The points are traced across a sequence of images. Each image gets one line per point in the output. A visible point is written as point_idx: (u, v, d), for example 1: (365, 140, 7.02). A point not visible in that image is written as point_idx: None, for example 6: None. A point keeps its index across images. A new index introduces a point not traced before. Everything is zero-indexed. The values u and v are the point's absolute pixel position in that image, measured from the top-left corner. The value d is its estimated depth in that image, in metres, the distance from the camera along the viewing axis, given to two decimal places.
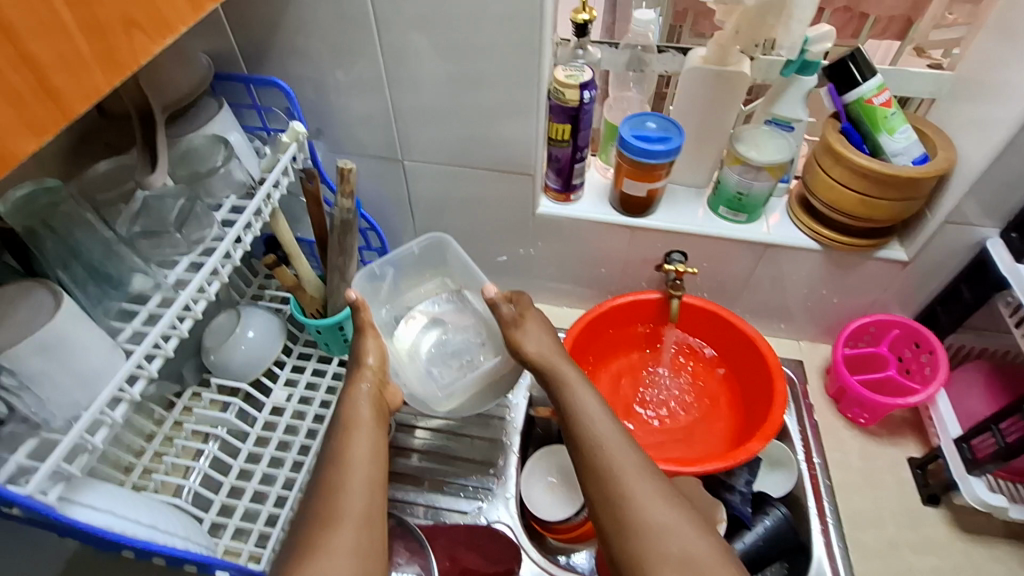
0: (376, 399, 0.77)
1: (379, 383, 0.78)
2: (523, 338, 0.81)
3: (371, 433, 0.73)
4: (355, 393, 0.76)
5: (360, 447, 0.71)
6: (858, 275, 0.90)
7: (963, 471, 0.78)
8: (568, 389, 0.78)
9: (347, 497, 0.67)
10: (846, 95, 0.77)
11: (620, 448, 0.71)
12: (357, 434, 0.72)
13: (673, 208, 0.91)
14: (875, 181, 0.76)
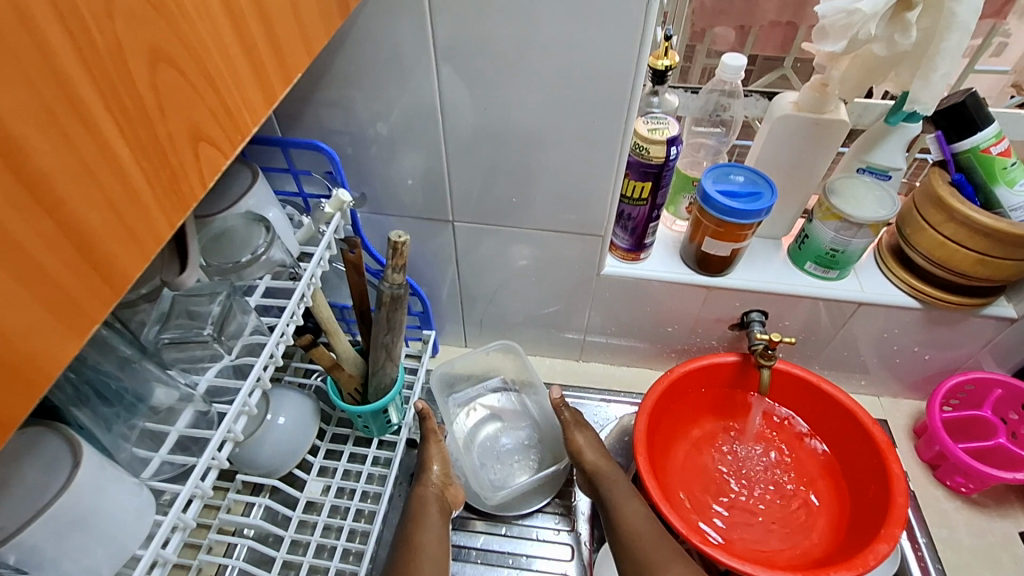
0: (441, 499, 0.74)
1: (442, 484, 0.75)
2: (582, 446, 0.78)
3: (439, 535, 0.70)
4: (420, 491, 0.73)
5: (428, 547, 0.68)
6: (958, 332, 0.82)
7: None
8: (604, 492, 0.74)
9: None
10: (957, 143, 0.69)
11: (657, 546, 0.67)
12: (427, 530, 0.69)
13: (753, 266, 0.83)
14: (996, 241, 0.68)
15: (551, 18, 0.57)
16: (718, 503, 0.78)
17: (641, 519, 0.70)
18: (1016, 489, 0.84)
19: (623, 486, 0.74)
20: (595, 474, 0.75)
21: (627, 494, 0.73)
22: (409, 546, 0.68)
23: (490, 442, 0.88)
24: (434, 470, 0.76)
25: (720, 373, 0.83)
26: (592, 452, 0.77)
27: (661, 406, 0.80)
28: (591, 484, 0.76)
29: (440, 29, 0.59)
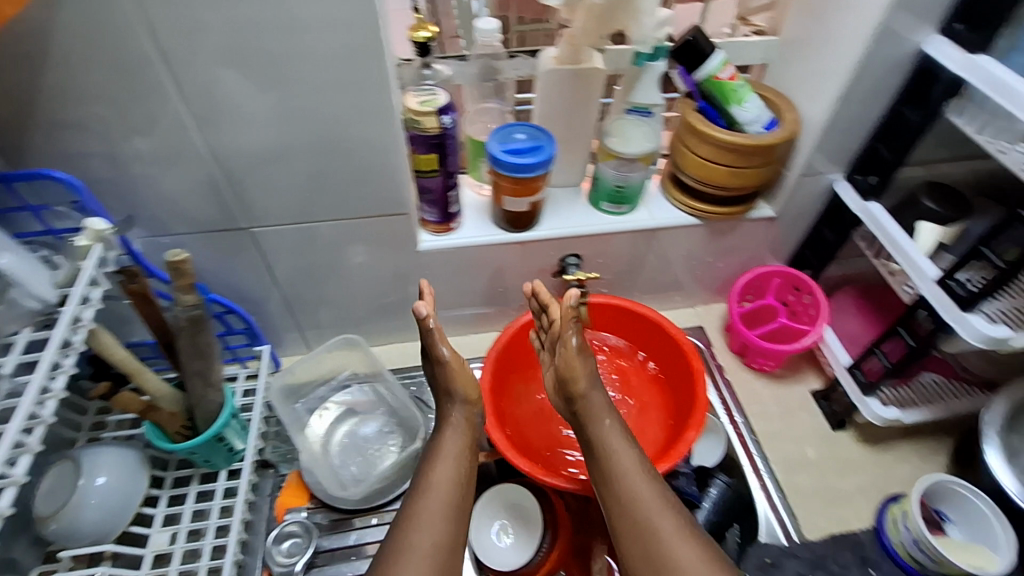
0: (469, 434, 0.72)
1: (472, 419, 0.74)
2: (579, 371, 0.70)
3: (457, 467, 0.69)
4: (451, 419, 0.73)
5: (446, 488, 0.67)
6: (736, 238, 0.94)
7: (956, 311, 0.67)
8: (594, 425, 0.70)
9: (421, 545, 0.62)
10: (695, 74, 0.78)
11: (639, 489, 0.66)
12: (439, 471, 0.68)
13: (558, 215, 0.88)
14: (739, 153, 0.78)
15: (310, 6, 0.55)
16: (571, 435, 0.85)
17: (631, 466, 0.67)
18: (805, 358, 1.01)
19: (612, 425, 0.70)
20: (585, 406, 0.71)
21: (615, 431, 0.69)
22: (422, 494, 0.66)
23: (348, 439, 0.87)
24: (446, 352, 0.71)
25: (553, 321, 0.89)
26: (586, 379, 0.70)
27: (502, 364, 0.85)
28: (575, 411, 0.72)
29: (205, 29, 0.55)
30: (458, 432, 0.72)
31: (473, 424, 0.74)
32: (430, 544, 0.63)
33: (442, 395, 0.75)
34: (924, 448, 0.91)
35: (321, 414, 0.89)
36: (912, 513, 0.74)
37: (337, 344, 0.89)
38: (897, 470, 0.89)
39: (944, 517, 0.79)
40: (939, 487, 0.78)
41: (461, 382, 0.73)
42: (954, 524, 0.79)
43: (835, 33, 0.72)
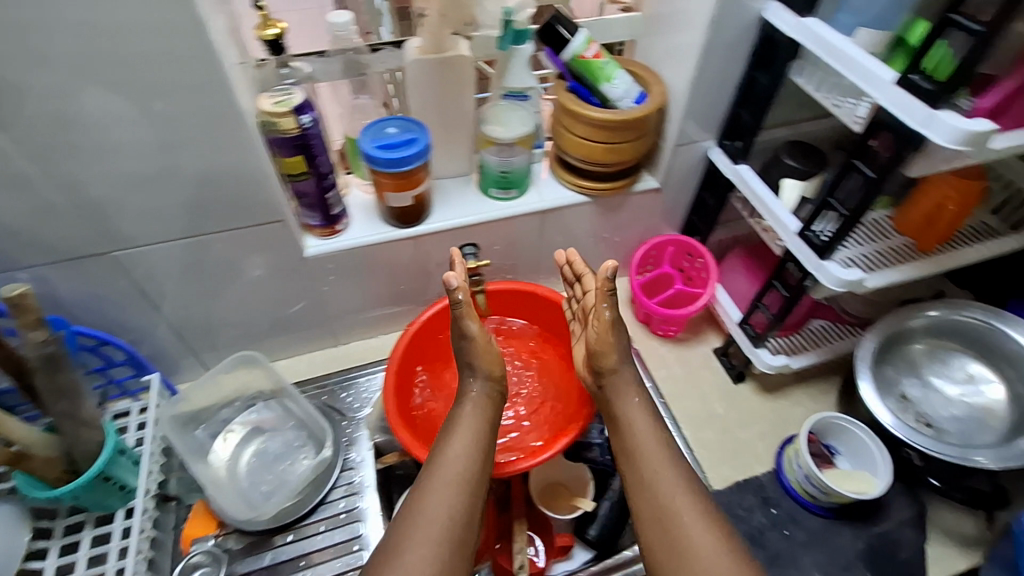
0: (488, 412, 0.73)
1: (494, 396, 0.74)
2: (610, 348, 0.72)
3: (474, 444, 0.69)
4: (470, 396, 0.74)
5: (461, 465, 0.67)
6: (628, 211, 0.97)
7: (816, 259, 0.71)
8: (619, 403, 0.72)
9: (432, 521, 0.63)
10: (562, 54, 0.79)
11: (660, 469, 0.67)
12: (456, 447, 0.69)
13: (449, 206, 0.88)
14: (613, 130, 0.80)
15: (122, 10, 0.51)
16: None
17: (654, 447, 0.68)
18: (706, 319, 1.06)
19: (635, 406, 0.72)
20: (611, 386, 0.73)
21: (640, 410, 0.71)
22: (436, 473, 0.67)
23: (257, 460, 0.84)
24: (472, 328, 0.73)
25: (458, 313, 0.88)
26: (617, 356, 0.72)
27: (407, 363, 0.84)
28: (603, 392, 0.74)
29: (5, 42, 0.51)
30: (476, 410, 0.72)
31: (490, 404, 0.74)
32: (442, 520, 0.63)
33: (463, 367, 0.75)
34: (816, 390, 0.97)
35: (225, 438, 0.85)
36: (802, 450, 0.80)
37: (232, 364, 0.85)
38: (792, 413, 0.95)
39: (832, 451, 0.86)
40: (826, 423, 0.85)
41: (484, 361, 0.74)
42: (842, 455, 0.86)
43: (684, 6, 0.75)
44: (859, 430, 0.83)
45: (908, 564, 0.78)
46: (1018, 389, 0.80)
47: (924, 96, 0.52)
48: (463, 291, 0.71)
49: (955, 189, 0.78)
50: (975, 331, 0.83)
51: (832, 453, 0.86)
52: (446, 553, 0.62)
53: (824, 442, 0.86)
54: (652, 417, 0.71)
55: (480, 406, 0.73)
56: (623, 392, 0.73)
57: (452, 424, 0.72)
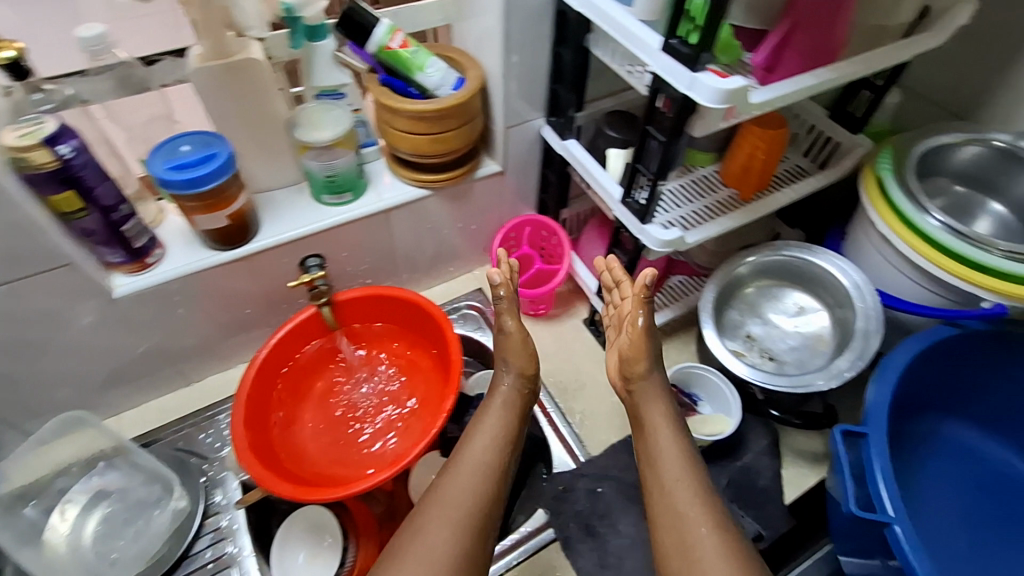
0: (519, 409, 0.76)
1: (523, 394, 0.77)
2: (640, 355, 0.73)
3: (500, 441, 0.72)
4: (500, 397, 0.76)
5: (485, 460, 0.70)
6: (477, 198, 0.96)
7: (638, 225, 0.74)
8: (645, 410, 0.72)
9: (453, 507, 0.66)
10: (367, 47, 0.75)
11: (677, 479, 0.66)
12: (482, 445, 0.71)
13: (281, 219, 0.82)
14: (435, 120, 0.77)
15: None
16: (352, 438, 0.82)
17: (675, 452, 0.68)
18: (575, 292, 1.08)
19: (661, 413, 0.71)
20: (639, 391, 0.73)
21: (665, 425, 0.70)
22: (463, 466, 0.69)
23: (106, 526, 0.77)
24: (509, 323, 0.77)
25: (310, 331, 0.84)
26: (646, 362, 0.72)
27: (259, 395, 0.79)
28: (632, 399, 0.74)
29: None
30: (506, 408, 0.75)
31: (519, 403, 0.76)
32: (465, 506, 0.66)
33: (498, 363, 0.78)
34: (679, 341, 1.03)
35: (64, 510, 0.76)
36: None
37: (54, 429, 0.75)
38: None
39: (695, 399, 0.91)
40: (685, 374, 0.90)
41: (515, 356, 0.76)
42: (705, 401, 0.91)
43: None
44: (713, 375, 0.88)
45: (767, 489, 0.85)
46: (837, 312, 0.87)
47: (683, 59, 0.55)
48: (504, 287, 0.77)
49: (758, 139, 0.83)
50: (794, 266, 0.89)
51: (695, 401, 0.91)
52: (466, 534, 0.64)
53: (688, 391, 0.92)
54: (678, 423, 0.71)
55: (507, 411, 0.75)
56: (653, 398, 0.72)
57: (480, 420, 0.74)
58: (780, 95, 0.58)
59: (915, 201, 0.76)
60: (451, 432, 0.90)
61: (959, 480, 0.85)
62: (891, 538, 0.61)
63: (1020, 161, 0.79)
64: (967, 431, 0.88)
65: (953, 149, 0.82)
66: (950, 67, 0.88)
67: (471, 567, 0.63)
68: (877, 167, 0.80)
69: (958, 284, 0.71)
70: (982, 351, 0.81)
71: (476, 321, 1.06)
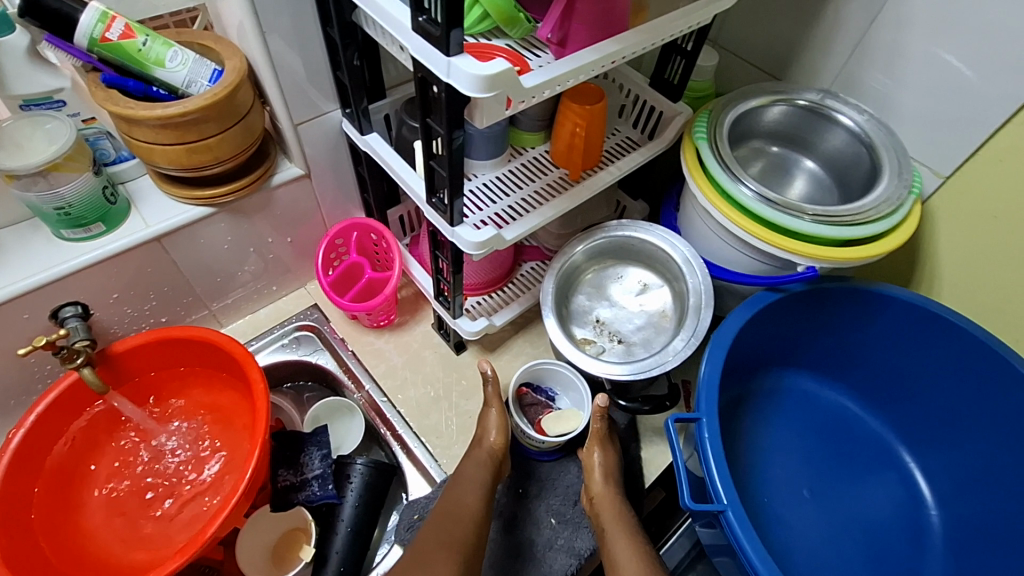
0: (495, 465, 0.75)
1: (498, 457, 0.76)
2: (597, 464, 0.76)
3: (479, 497, 0.72)
4: (474, 456, 0.76)
5: (468, 508, 0.71)
6: (282, 208, 0.83)
7: (448, 227, 0.66)
8: (605, 523, 0.72)
9: (447, 536, 0.69)
10: (75, 41, 0.60)
11: None
12: (468, 495, 0.72)
13: (9, 265, 0.65)
14: (188, 124, 0.63)
15: None
16: (157, 513, 0.69)
17: (632, 556, 0.68)
18: (422, 296, 1.00)
19: (616, 516, 0.72)
20: (599, 498, 0.74)
21: (623, 538, 0.70)
22: (447, 512, 0.71)
23: None
24: (492, 413, 0.80)
25: (78, 400, 0.69)
26: (601, 472, 0.75)
27: (14, 491, 0.63)
28: (594, 510, 0.75)
29: None
30: (478, 469, 0.74)
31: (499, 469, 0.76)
32: (457, 535, 0.69)
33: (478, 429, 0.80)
34: (534, 333, 0.98)
35: None
36: (511, 414, 0.81)
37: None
38: (514, 366, 0.94)
39: (552, 394, 0.87)
40: (538, 371, 0.86)
41: (490, 425, 0.79)
42: (562, 394, 0.88)
43: None
44: (564, 369, 0.85)
45: (626, 472, 0.83)
46: (675, 286, 0.85)
47: (435, 42, 0.46)
48: (490, 381, 0.81)
49: (577, 116, 0.77)
50: (630, 244, 0.86)
51: (553, 396, 0.87)
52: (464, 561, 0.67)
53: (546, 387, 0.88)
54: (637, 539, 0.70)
55: (486, 476, 0.74)
56: (611, 519, 0.72)
57: (457, 476, 0.74)
58: (559, 75, 0.53)
59: (729, 170, 0.74)
60: (284, 480, 0.79)
61: (799, 429, 0.88)
62: (725, 524, 0.61)
63: (822, 117, 0.80)
64: (804, 380, 0.91)
65: (760, 111, 0.82)
66: (756, 26, 0.88)
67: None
68: (693, 136, 0.78)
69: (774, 250, 0.71)
70: (804, 307, 0.83)
71: (312, 343, 0.95)
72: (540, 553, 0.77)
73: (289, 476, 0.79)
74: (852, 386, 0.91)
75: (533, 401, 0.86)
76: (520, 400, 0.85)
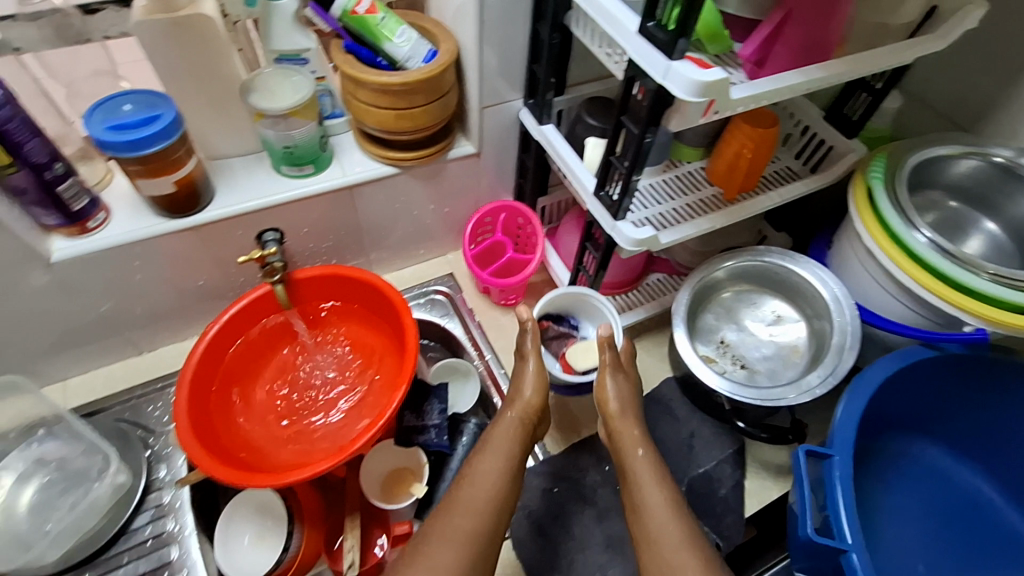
0: (527, 428, 0.75)
1: (530, 418, 0.76)
2: (609, 394, 0.76)
3: (507, 459, 0.71)
4: (507, 419, 0.75)
5: (493, 469, 0.70)
6: (448, 179, 0.91)
7: (611, 221, 0.70)
8: (632, 462, 0.72)
9: (475, 495, 0.68)
10: (332, 11, 0.72)
11: (675, 536, 0.64)
12: (494, 458, 0.71)
13: (235, 187, 0.78)
14: (400, 93, 0.72)
15: None
16: (302, 421, 0.79)
17: (670, 509, 0.66)
18: (549, 284, 1.05)
19: (640, 450, 0.72)
20: (617, 429, 0.74)
21: (659, 485, 0.69)
22: (476, 472, 0.70)
23: (38, 500, 0.74)
24: (530, 363, 0.80)
25: (262, 310, 0.80)
26: (617, 403, 0.75)
27: (204, 372, 0.75)
28: (615, 443, 0.75)
29: None
30: (506, 439, 0.73)
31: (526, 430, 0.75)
32: (486, 493, 0.68)
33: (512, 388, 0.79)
34: (651, 342, 0.99)
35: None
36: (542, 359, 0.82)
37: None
38: None
39: (576, 324, 0.91)
40: (560, 303, 0.89)
41: (526, 384, 0.78)
42: (585, 322, 0.91)
43: None
44: (590, 301, 0.88)
45: (727, 495, 0.83)
46: (815, 323, 0.83)
47: (660, 46, 0.50)
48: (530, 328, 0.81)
49: (747, 137, 0.78)
50: (773, 272, 0.86)
51: (576, 325, 0.91)
52: (487, 521, 0.66)
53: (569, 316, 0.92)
54: (667, 483, 0.69)
55: (515, 437, 0.74)
56: (634, 459, 0.72)
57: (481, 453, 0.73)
58: (761, 92, 0.56)
59: (903, 216, 0.72)
60: (408, 421, 0.87)
61: (925, 503, 0.82)
62: (846, 565, 0.60)
63: (1019, 180, 0.75)
64: (937, 454, 0.85)
65: (948, 162, 0.78)
66: (955, 76, 0.83)
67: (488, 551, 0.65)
68: (868, 174, 0.76)
69: (941, 305, 0.68)
70: (955, 375, 0.78)
71: (444, 307, 1.02)
72: (628, 551, 0.79)
73: (410, 419, 0.87)
74: (996, 473, 0.84)
75: (557, 333, 0.89)
76: (545, 334, 0.89)
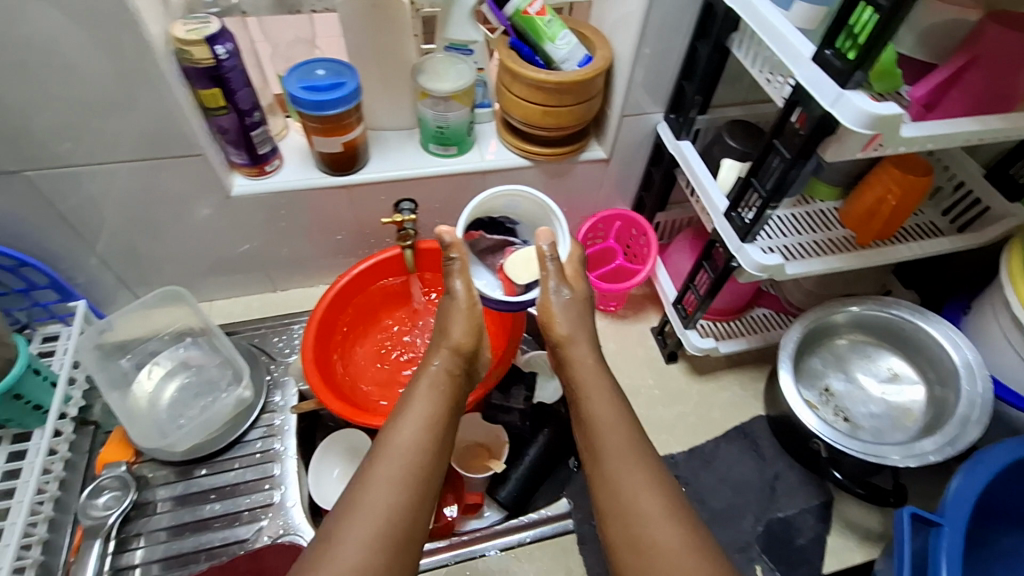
0: (456, 375, 0.67)
1: (460, 358, 0.69)
2: (558, 310, 0.71)
3: (431, 413, 0.63)
4: (432, 371, 0.67)
5: (417, 426, 0.61)
6: (573, 180, 0.94)
7: (738, 242, 0.70)
8: (588, 400, 0.66)
9: (397, 462, 0.58)
10: (505, 8, 0.78)
11: (640, 479, 0.58)
12: (415, 418, 0.62)
13: (386, 156, 0.86)
14: (551, 92, 0.77)
15: None
16: (403, 377, 0.86)
17: (631, 458, 0.60)
18: (649, 298, 1.05)
19: (597, 381, 0.67)
20: (568, 352, 0.70)
21: (618, 420, 0.63)
22: (394, 437, 0.60)
23: (176, 396, 0.85)
24: (457, 286, 0.72)
25: (389, 270, 0.88)
26: (566, 325, 0.70)
27: (331, 314, 0.83)
28: (568, 372, 0.70)
29: None
30: (434, 390, 0.65)
31: (455, 378, 0.68)
32: (411, 458, 0.58)
33: (436, 332, 0.71)
34: (747, 376, 0.96)
35: (149, 373, 0.86)
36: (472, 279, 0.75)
37: (157, 298, 0.84)
38: (718, 397, 0.94)
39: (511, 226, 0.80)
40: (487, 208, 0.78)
41: (455, 326, 0.70)
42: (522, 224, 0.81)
43: None
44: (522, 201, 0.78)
45: (805, 546, 0.81)
46: (936, 390, 0.78)
47: (834, 74, 0.51)
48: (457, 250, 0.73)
49: (894, 181, 0.75)
50: (899, 328, 0.81)
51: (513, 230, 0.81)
52: (413, 489, 0.56)
53: (507, 223, 0.80)
54: (624, 418, 0.64)
55: (437, 389, 0.65)
56: (586, 399, 0.66)
57: (405, 407, 0.64)
58: (931, 135, 0.56)
59: None
60: (496, 400, 0.91)
61: None
62: None
63: None
64: None
65: None
66: None
67: (415, 522, 0.55)
68: None
69: None
70: None
71: None
72: None
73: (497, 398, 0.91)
74: None
75: (490, 244, 0.79)
76: (475, 246, 0.78)
